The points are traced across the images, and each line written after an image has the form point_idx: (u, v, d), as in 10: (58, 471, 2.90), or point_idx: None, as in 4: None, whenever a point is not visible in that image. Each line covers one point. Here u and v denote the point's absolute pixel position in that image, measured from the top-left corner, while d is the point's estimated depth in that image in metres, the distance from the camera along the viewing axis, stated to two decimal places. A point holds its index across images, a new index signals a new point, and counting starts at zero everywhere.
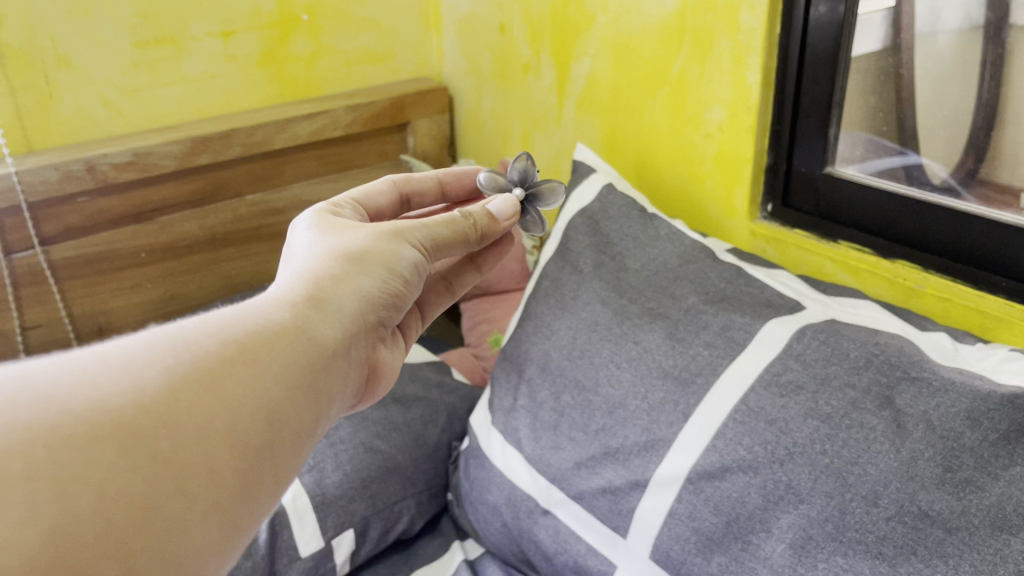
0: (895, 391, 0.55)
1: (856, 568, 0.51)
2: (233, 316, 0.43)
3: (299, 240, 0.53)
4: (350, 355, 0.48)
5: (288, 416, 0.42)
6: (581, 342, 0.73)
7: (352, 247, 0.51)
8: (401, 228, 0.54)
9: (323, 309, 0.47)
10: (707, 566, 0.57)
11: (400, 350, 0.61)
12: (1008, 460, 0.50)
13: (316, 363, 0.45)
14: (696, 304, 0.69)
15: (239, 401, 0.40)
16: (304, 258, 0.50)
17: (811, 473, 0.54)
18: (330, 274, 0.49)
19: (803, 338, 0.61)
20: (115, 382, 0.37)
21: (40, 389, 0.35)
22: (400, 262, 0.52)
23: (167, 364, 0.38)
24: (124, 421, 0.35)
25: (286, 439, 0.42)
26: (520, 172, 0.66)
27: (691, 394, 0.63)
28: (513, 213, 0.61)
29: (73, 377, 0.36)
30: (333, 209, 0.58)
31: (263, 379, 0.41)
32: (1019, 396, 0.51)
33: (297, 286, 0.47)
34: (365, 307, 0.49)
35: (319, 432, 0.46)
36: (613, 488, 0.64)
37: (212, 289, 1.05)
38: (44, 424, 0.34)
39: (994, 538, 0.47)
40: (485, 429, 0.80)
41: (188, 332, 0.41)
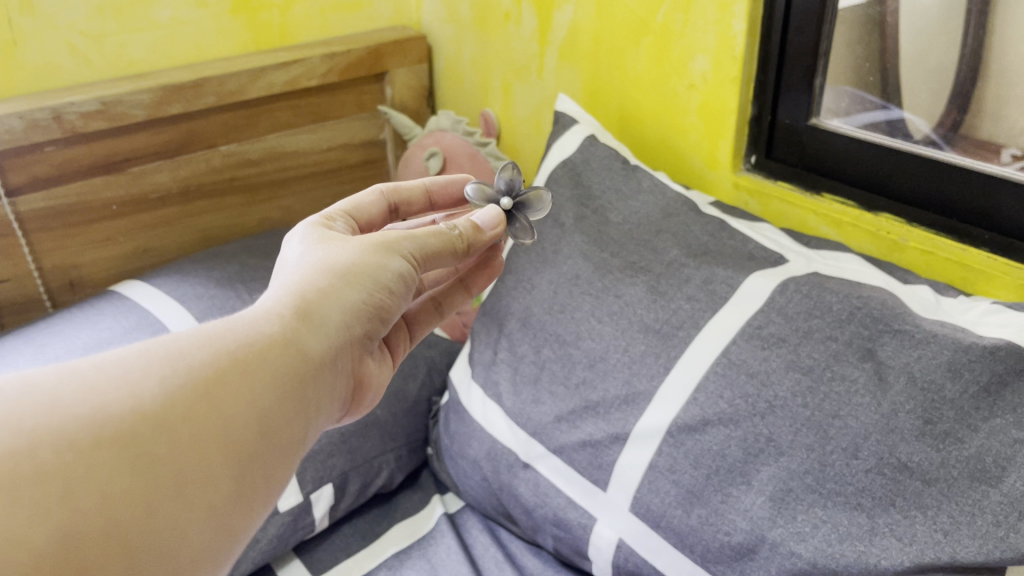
0: (878, 343, 0.55)
1: (836, 519, 0.51)
2: (224, 328, 0.43)
3: (289, 249, 0.51)
4: (340, 363, 0.47)
5: (280, 421, 0.42)
6: (562, 297, 0.72)
7: (342, 257, 0.49)
8: (391, 238, 0.52)
9: (314, 319, 0.46)
10: (687, 518, 0.57)
11: (386, 368, 0.60)
12: (988, 412, 0.50)
13: (309, 369, 0.44)
14: (679, 258, 0.68)
15: (231, 407, 0.40)
16: (293, 269, 0.48)
17: (792, 426, 0.55)
18: (320, 282, 0.47)
19: (786, 291, 0.61)
20: (115, 390, 0.37)
21: (46, 395, 0.36)
22: (392, 271, 0.50)
23: (163, 373, 0.39)
24: (123, 430, 0.36)
25: (278, 446, 0.42)
26: (507, 182, 0.62)
27: (672, 347, 0.63)
28: (499, 223, 0.59)
29: (76, 386, 0.37)
30: (324, 220, 0.56)
31: (256, 386, 0.41)
32: (999, 347, 0.50)
33: (286, 297, 0.46)
34: (354, 316, 0.48)
35: (311, 434, 0.46)
36: (593, 441, 0.64)
37: (186, 242, 1.03)
38: (48, 430, 0.35)
39: (973, 489, 0.48)
40: (465, 383, 0.79)
41: (183, 339, 0.41)
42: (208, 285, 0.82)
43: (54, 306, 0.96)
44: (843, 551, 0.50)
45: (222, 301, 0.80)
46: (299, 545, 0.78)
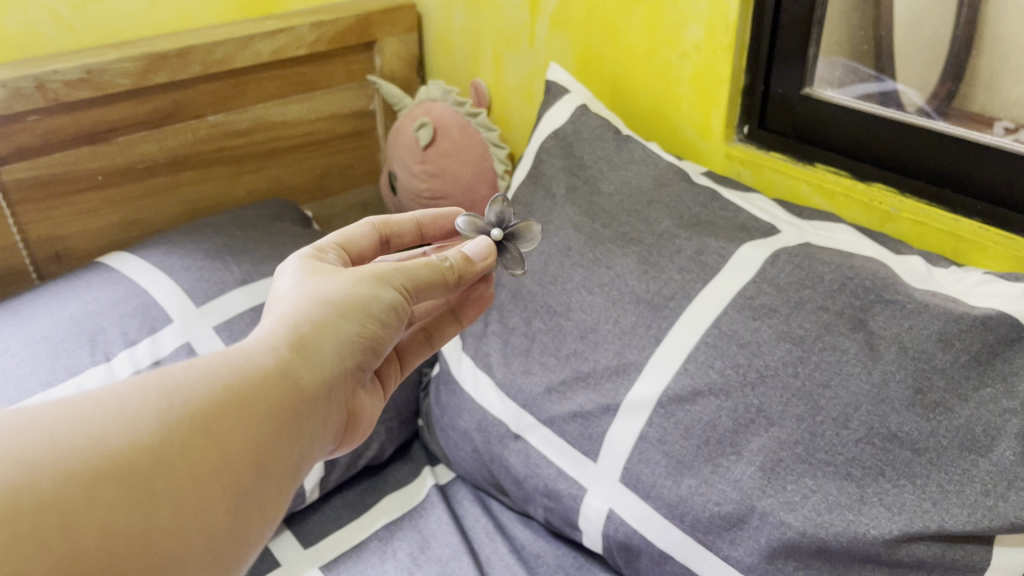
0: (869, 313, 0.55)
1: (825, 489, 0.52)
2: (218, 361, 0.43)
3: (281, 281, 0.49)
4: (335, 396, 0.47)
5: (275, 453, 0.42)
6: (553, 268, 0.71)
7: (336, 288, 0.48)
8: (384, 269, 0.50)
9: (307, 353, 0.45)
10: (677, 488, 0.58)
11: (374, 402, 0.56)
12: (978, 382, 0.50)
13: (304, 400, 0.44)
14: (670, 228, 0.67)
15: (227, 439, 0.40)
16: (286, 302, 0.47)
17: (783, 396, 0.55)
18: (314, 315, 0.46)
19: (777, 262, 0.60)
20: (114, 423, 0.37)
21: (45, 426, 0.36)
22: (385, 303, 0.48)
23: (160, 406, 0.39)
24: (122, 463, 0.36)
25: (272, 479, 0.42)
26: (497, 214, 0.60)
27: (663, 318, 0.62)
28: (489, 253, 0.55)
29: (74, 417, 0.37)
30: (315, 252, 0.53)
31: (252, 417, 0.41)
32: (990, 318, 0.50)
33: (280, 330, 0.45)
34: (348, 349, 0.47)
35: (306, 463, 0.45)
36: (583, 412, 0.64)
37: (174, 213, 1.02)
38: (48, 460, 0.34)
39: (962, 459, 0.48)
40: (455, 355, 0.79)
41: (179, 371, 0.41)
42: (195, 256, 0.81)
43: (40, 277, 0.95)
44: (832, 519, 0.51)
45: (210, 272, 0.79)
46: (289, 516, 0.78)
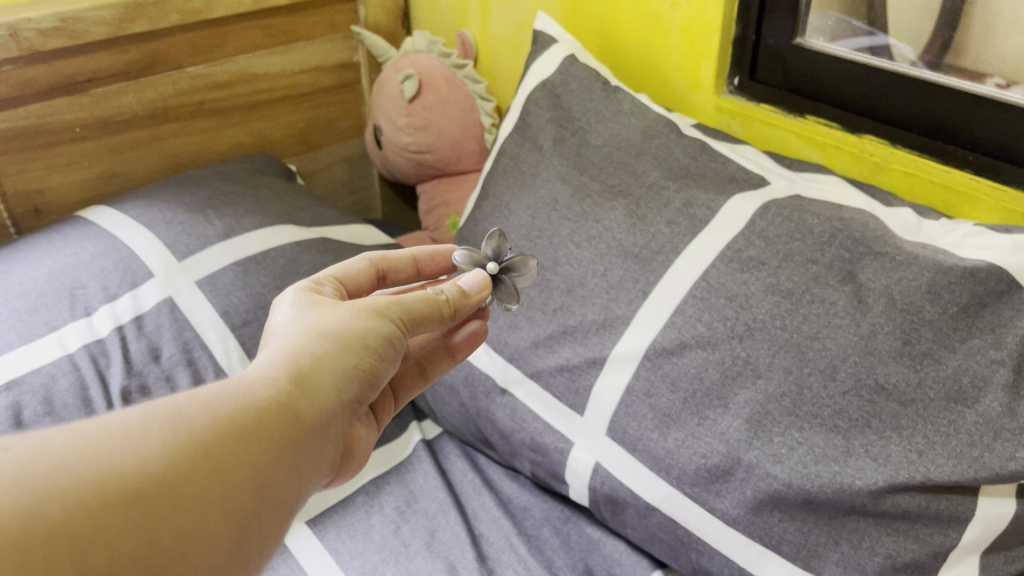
0: (858, 266, 0.54)
1: (812, 441, 0.52)
2: (222, 390, 0.41)
3: (279, 313, 0.48)
4: (336, 427, 0.45)
5: (278, 484, 0.40)
6: (541, 222, 0.70)
7: (336, 322, 0.47)
8: (382, 302, 0.49)
9: (309, 384, 0.43)
10: (664, 441, 0.58)
11: (371, 433, 0.54)
12: (966, 333, 0.50)
13: (306, 429, 0.42)
14: (659, 180, 0.66)
15: (230, 470, 0.38)
16: (285, 334, 0.46)
17: (771, 349, 0.54)
18: (315, 348, 0.45)
19: (767, 214, 0.59)
20: (120, 452, 0.35)
21: (47, 451, 0.34)
22: (382, 336, 0.48)
23: (165, 435, 0.37)
24: (128, 492, 0.34)
25: (276, 510, 0.40)
26: (493, 248, 0.59)
27: (651, 272, 0.62)
28: (484, 287, 0.55)
29: (80, 444, 0.35)
30: (313, 284, 0.52)
31: (257, 447, 0.39)
32: (980, 270, 0.50)
33: (281, 361, 0.44)
34: (349, 380, 0.45)
35: (305, 494, 0.44)
36: (570, 366, 0.64)
37: (153, 167, 1.00)
38: (50, 489, 0.33)
39: (949, 410, 0.49)
40: None
41: (183, 400, 0.39)
42: (176, 210, 0.80)
43: (18, 232, 0.92)
44: (818, 471, 0.51)
45: (192, 226, 0.78)
46: None
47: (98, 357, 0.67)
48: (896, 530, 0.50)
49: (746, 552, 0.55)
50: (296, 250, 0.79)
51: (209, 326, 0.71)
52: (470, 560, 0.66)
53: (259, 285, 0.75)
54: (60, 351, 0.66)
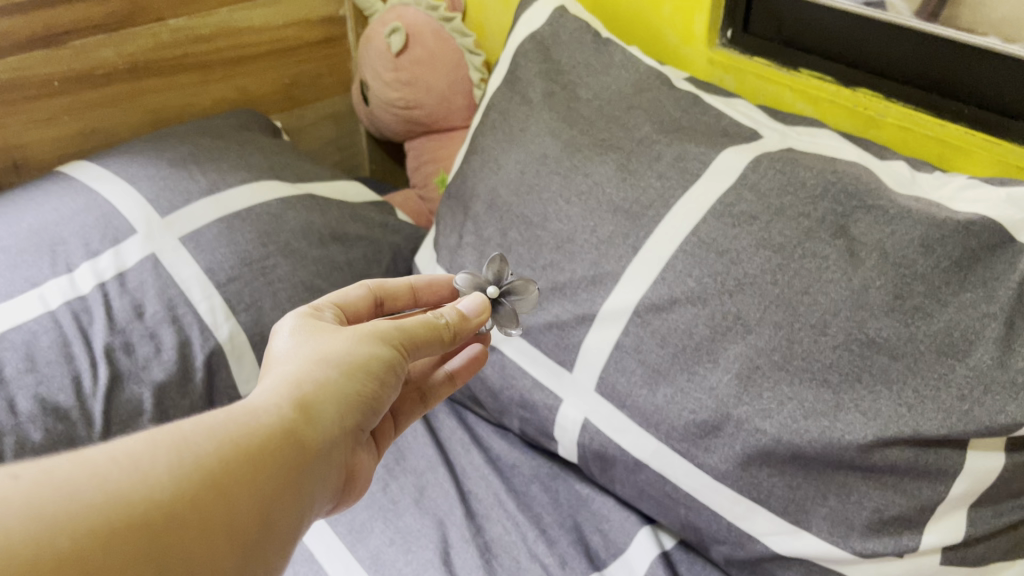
0: (851, 220, 0.53)
1: (801, 396, 0.51)
2: (225, 417, 0.41)
3: (279, 341, 0.48)
4: (340, 452, 0.45)
5: (284, 509, 0.40)
6: (530, 177, 0.69)
7: (336, 348, 0.47)
8: (383, 328, 0.49)
9: (310, 410, 0.43)
10: (653, 398, 0.58)
11: (371, 459, 0.54)
12: (958, 287, 0.49)
13: (310, 456, 0.42)
14: (650, 134, 0.65)
15: (237, 498, 0.38)
16: (286, 361, 0.46)
17: (761, 304, 0.54)
18: (316, 374, 0.45)
19: (759, 167, 0.58)
20: (128, 479, 0.36)
21: (57, 481, 0.34)
22: (382, 362, 0.47)
23: (172, 462, 0.37)
24: (135, 520, 0.34)
25: (281, 535, 0.40)
26: (494, 274, 0.60)
27: (641, 228, 0.61)
28: (484, 311, 0.55)
29: (89, 474, 0.35)
30: (313, 310, 0.52)
31: (262, 474, 0.39)
32: (973, 223, 0.49)
33: (284, 389, 0.44)
34: (351, 406, 0.45)
35: (309, 519, 0.43)
36: (560, 323, 0.63)
37: (133, 122, 0.98)
38: (59, 518, 0.33)
39: (940, 363, 0.48)
40: (431, 268, 0.77)
41: (190, 426, 0.39)
42: (160, 165, 0.79)
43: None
44: (808, 426, 0.51)
45: (175, 182, 0.77)
46: None
47: (80, 314, 0.66)
48: (885, 485, 0.50)
49: (734, 507, 0.55)
50: (282, 206, 0.78)
51: (193, 283, 0.70)
52: (458, 517, 0.66)
53: (245, 243, 0.74)
54: (40, 308, 0.65)
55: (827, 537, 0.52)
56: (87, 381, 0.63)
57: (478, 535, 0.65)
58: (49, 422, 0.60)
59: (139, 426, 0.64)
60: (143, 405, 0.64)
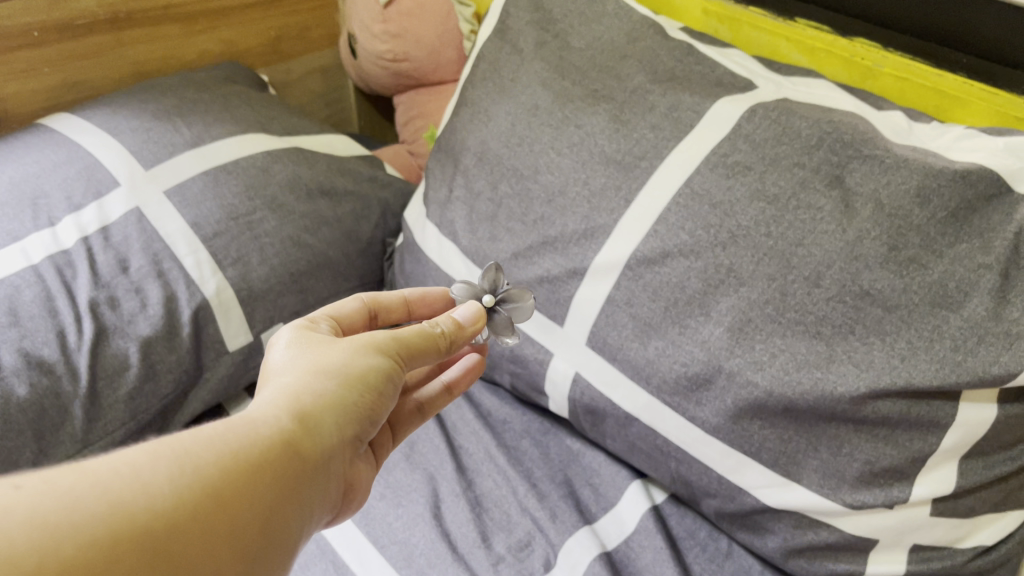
0: (846, 170, 0.52)
1: (794, 348, 0.51)
2: (224, 428, 0.38)
3: (275, 353, 0.46)
4: (339, 465, 0.43)
5: (284, 524, 0.38)
6: (521, 129, 0.68)
7: (334, 359, 0.45)
8: (380, 338, 0.47)
9: (310, 422, 0.41)
10: (644, 351, 0.57)
11: (367, 470, 0.51)
12: (953, 238, 0.49)
13: (309, 468, 0.40)
14: (643, 84, 0.64)
15: (238, 509, 0.36)
16: (283, 373, 0.44)
17: (754, 256, 0.53)
18: (315, 385, 0.43)
19: (754, 118, 0.57)
20: (131, 488, 0.33)
21: (54, 490, 0.32)
22: (382, 373, 0.46)
23: (173, 472, 0.35)
24: (139, 530, 0.32)
25: (281, 551, 0.38)
26: (490, 281, 0.58)
27: (633, 179, 0.60)
28: (481, 322, 0.54)
29: (89, 482, 0.32)
30: (308, 322, 0.50)
31: (263, 487, 0.37)
32: (971, 172, 0.49)
33: (282, 400, 0.41)
34: (351, 418, 0.43)
35: (307, 533, 0.41)
36: (551, 277, 0.63)
37: (114, 74, 0.96)
38: (59, 529, 0.30)
39: (933, 315, 0.48)
40: (420, 223, 0.77)
41: (188, 436, 0.37)
42: (143, 117, 0.77)
43: None
44: (800, 378, 0.50)
45: (159, 134, 0.75)
46: (251, 384, 0.77)
47: (63, 269, 0.65)
48: (877, 437, 0.50)
49: (725, 460, 0.56)
50: (269, 159, 0.77)
51: (179, 237, 0.69)
52: (449, 472, 0.67)
53: (231, 196, 0.73)
54: (24, 262, 0.64)
55: (818, 489, 0.52)
56: (72, 335, 0.62)
57: (469, 489, 0.65)
58: (33, 375, 0.59)
59: (125, 381, 0.64)
60: (129, 360, 0.64)
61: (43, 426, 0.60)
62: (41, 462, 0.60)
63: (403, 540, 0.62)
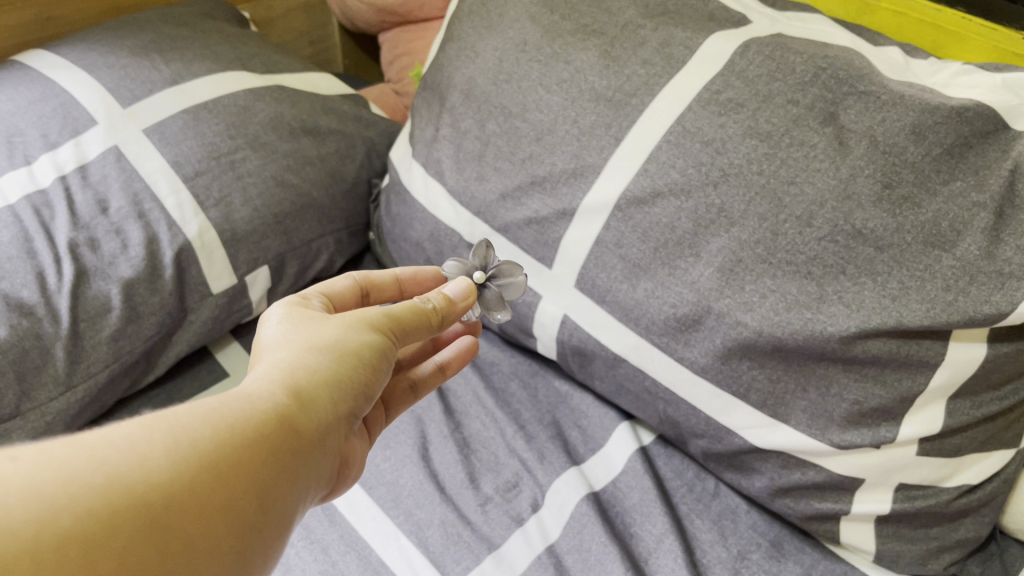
0: (841, 107, 0.51)
1: (783, 289, 0.50)
2: (219, 402, 0.38)
3: (268, 331, 0.45)
4: (336, 440, 0.42)
5: (282, 498, 0.37)
6: (509, 65, 0.66)
7: (327, 335, 0.44)
8: (373, 314, 0.46)
9: (305, 396, 0.40)
10: (633, 292, 0.57)
11: (363, 445, 0.50)
12: (949, 176, 0.47)
13: (306, 442, 0.39)
14: (634, 19, 0.62)
15: (236, 482, 0.35)
16: (277, 351, 0.43)
17: (746, 195, 0.52)
18: (309, 361, 0.42)
19: (747, 54, 0.56)
20: (128, 459, 0.33)
21: (51, 463, 0.31)
22: (376, 349, 0.45)
23: (170, 445, 0.34)
24: (135, 503, 0.31)
25: (279, 524, 0.37)
26: (481, 258, 0.58)
27: (623, 117, 0.59)
28: (471, 295, 0.53)
29: (86, 456, 0.32)
30: (299, 299, 0.49)
31: (261, 460, 0.36)
32: (967, 109, 0.48)
33: (277, 374, 0.41)
34: (347, 391, 0.42)
35: (305, 508, 0.40)
36: (539, 219, 0.62)
37: (90, 10, 0.93)
38: (56, 502, 0.30)
39: (926, 255, 0.47)
40: (407, 163, 0.75)
41: (183, 410, 0.36)
42: (119, 53, 0.75)
43: None
44: (790, 318, 0.50)
45: (137, 71, 0.73)
46: (237, 327, 0.77)
47: (41, 209, 0.64)
48: (866, 376, 0.50)
49: (714, 401, 0.56)
50: (250, 98, 0.75)
51: (159, 177, 0.67)
52: (436, 414, 0.66)
53: (212, 135, 0.71)
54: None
55: (805, 429, 0.53)
56: (52, 277, 0.61)
57: (457, 431, 0.65)
58: (13, 317, 0.58)
59: (107, 323, 0.63)
60: (111, 302, 0.63)
61: (24, 369, 0.59)
62: (24, 405, 0.59)
63: (391, 481, 0.62)
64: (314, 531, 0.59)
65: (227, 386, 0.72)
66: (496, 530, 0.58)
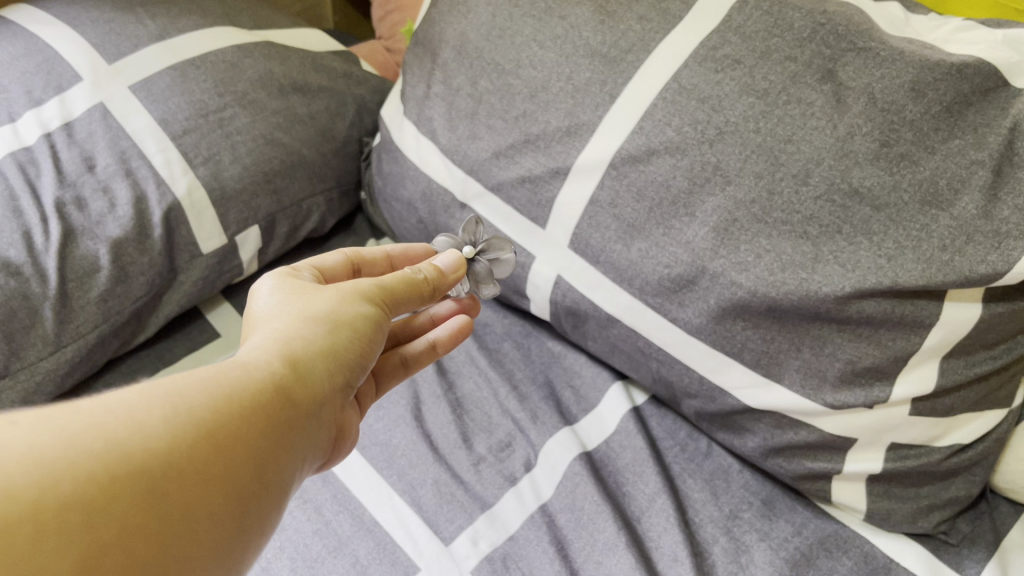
0: (839, 63, 0.50)
1: (778, 249, 0.50)
2: (214, 370, 0.37)
3: (261, 300, 0.45)
4: (331, 409, 0.41)
5: (278, 465, 0.37)
6: (502, 21, 0.65)
7: (320, 304, 0.43)
8: (365, 284, 0.46)
9: (300, 364, 0.40)
10: (627, 252, 0.56)
11: (356, 415, 0.50)
12: (948, 133, 0.47)
13: (302, 409, 0.39)
14: None
15: (232, 449, 0.35)
16: (271, 321, 0.42)
17: (742, 153, 0.51)
18: (303, 329, 0.41)
19: (745, 10, 0.54)
20: (126, 425, 0.32)
21: (49, 429, 0.31)
22: (369, 318, 0.44)
23: (167, 412, 0.34)
24: (133, 468, 0.31)
25: (276, 492, 0.37)
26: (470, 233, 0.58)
27: (619, 74, 0.57)
28: (460, 266, 0.53)
29: (83, 421, 0.32)
30: (290, 271, 0.49)
31: (257, 427, 0.36)
32: (967, 66, 0.47)
33: (272, 343, 0.40)
34: (342, 361, 0.42)
35: (302, 477, 0.40)
36: (533, 177, 0.61)
37: None
38: (55, 466, 0.30)
39: (923, 214, 0.46)
40: (398, 121, 0.74)
41: (178, 378, 0.36)
42: (104, 7, 0.73)
43: None
44: (785, 278, 0.49)
45: (122, 26, 0.72)
46: (229, 287, 0.76)
47: (26, 166, 0.63)
48: (860, 336, 0.50)
49: (707, 361, 0.56)
50: (239, 54, 0.74)
51: (146, 134, 0.66)
52: (429, 374, 0.66)
53: (199, 92, 0.70)
54: None
55: (799, 389, 0.53)
56: (39, 236, 0.60)
57: (450, 391, 0.65)
58: None
59: (96, 283, 0.62)
60: (100, 261, 0.62)
61: (12, 329, 0.58)
62: (13, 364, 0.59)
63: (384, 441, 0.62)
64: (307, 491, 0.59)
65: (219, 346, 0.72)
66: (489, 490, 0.58)
